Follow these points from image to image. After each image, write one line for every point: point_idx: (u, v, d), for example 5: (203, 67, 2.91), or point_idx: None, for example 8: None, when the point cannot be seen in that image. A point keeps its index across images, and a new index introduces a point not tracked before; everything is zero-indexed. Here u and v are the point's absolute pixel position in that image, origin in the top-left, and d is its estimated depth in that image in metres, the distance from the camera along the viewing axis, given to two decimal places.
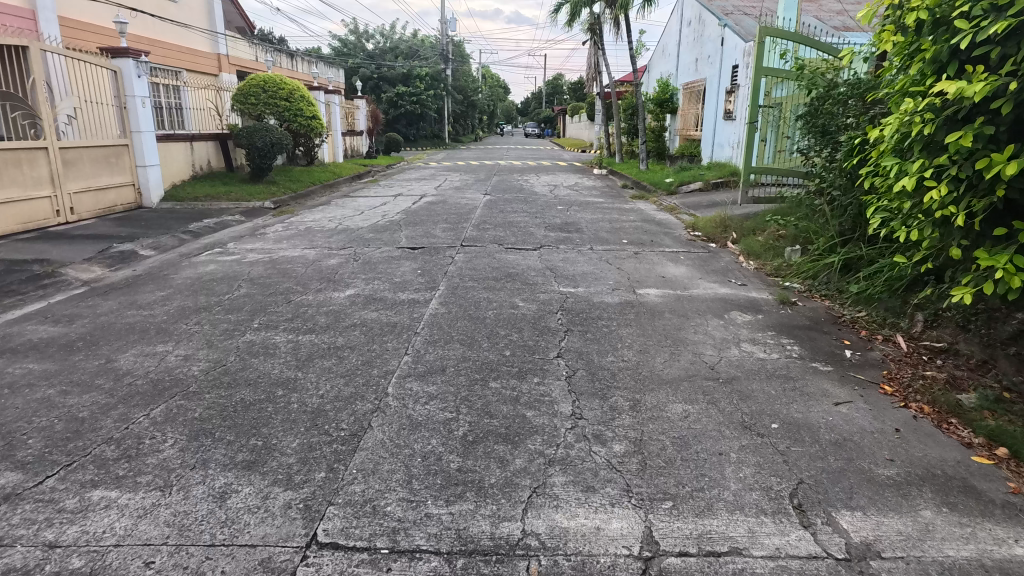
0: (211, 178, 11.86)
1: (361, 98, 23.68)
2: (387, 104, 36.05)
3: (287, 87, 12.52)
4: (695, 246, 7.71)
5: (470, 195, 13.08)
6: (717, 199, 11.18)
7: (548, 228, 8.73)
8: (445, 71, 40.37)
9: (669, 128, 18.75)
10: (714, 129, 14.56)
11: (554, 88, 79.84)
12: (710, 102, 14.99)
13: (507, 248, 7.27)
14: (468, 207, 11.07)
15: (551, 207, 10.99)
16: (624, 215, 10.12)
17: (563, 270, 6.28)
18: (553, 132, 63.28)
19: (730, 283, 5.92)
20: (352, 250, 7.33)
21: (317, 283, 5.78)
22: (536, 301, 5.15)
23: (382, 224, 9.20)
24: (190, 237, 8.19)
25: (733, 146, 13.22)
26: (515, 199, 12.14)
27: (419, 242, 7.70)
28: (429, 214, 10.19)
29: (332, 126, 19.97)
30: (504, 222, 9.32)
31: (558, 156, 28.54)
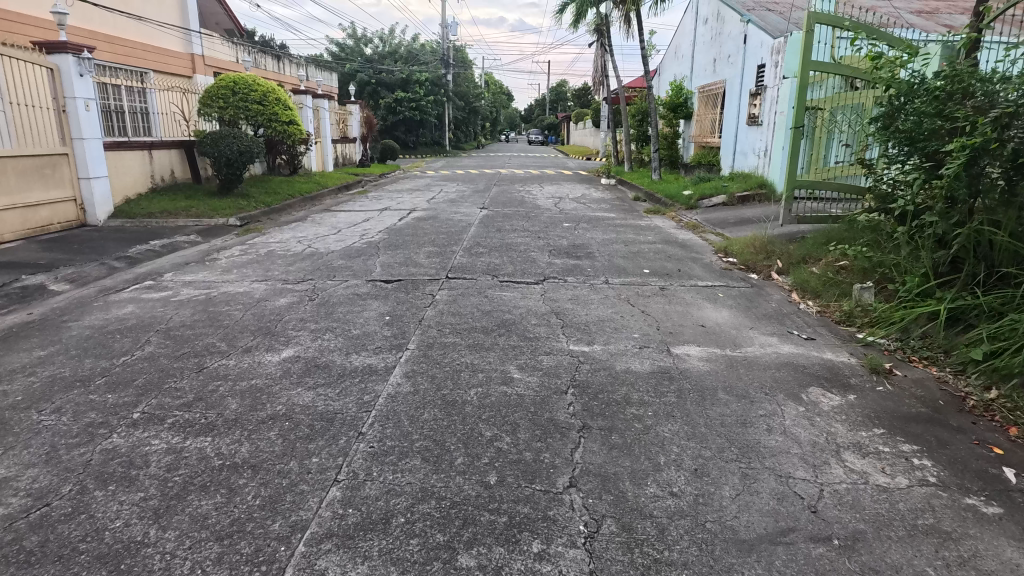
0: (173, 191, 10.54)
1: (354, 102, 22.36)
2: (385, 110, 34.83)
3: (261, 89, 11.19)
4: (734, 279, 6.27)
5: (466, 208, 11.72)
6: (746, 217, 9.77)
7: (553, 253, 7.33)
8: (445, 77, 39.16)
9: (683, 134, 17.36)
10: (736, 136, 13.16)
11: (558, 95, 78.72)
12: (730, 106, 13.59)
13: (503, 283, 5.88)
14: (462, 225, 9.71)
15: (557, 224, 9.61)
16: (642, 236, 8.70)
17: (573, 316, 4.88)
18: (557, 139, 62.06)
19: (792, 338, 4.51)
20: (313, 283, 5.98)
21: (251, 336, 4.43)
22: (536, 370, 3.76)
23: (358, 246, 7.85)
24: (123, 266, 6.84)
25: (759, 154, 11.82)
26: (515, 215, 10.76)
27: (396, 273, 6.32)
28: (415, 234, 8.83)
29: (321, 134, 18.65)
30: (500, 244, 7.92)
31: (562, 164, 27.20)
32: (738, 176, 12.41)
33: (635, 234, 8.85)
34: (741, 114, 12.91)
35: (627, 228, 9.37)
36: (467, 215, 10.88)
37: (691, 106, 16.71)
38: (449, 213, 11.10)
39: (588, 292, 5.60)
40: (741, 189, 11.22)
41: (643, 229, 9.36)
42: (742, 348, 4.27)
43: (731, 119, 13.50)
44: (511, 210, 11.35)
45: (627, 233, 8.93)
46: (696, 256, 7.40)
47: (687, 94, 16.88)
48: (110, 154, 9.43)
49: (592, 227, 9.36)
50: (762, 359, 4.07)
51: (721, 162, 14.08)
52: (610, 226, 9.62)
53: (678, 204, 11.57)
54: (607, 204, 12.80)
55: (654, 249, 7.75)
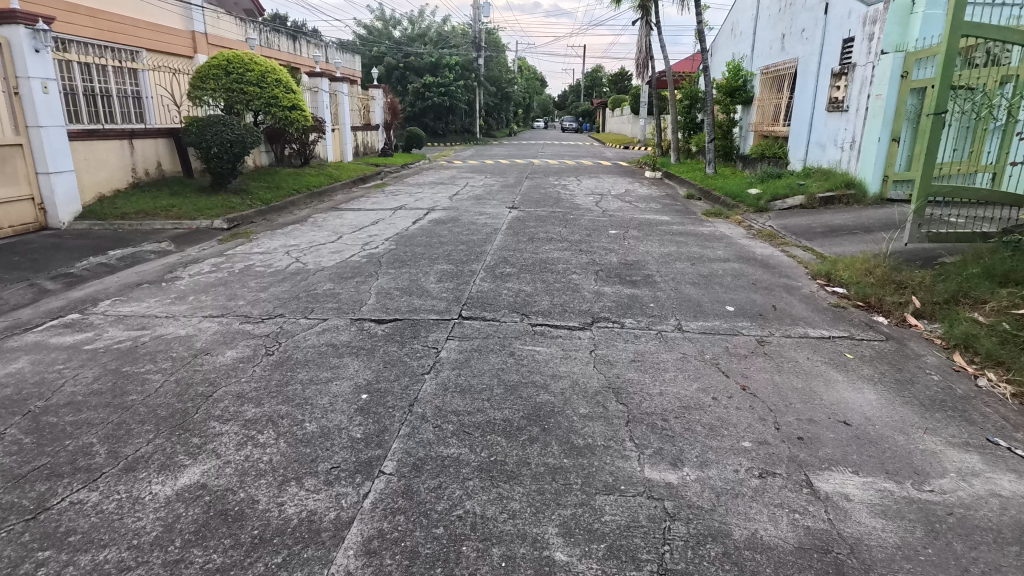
0: (158, 187, 9.21)
1: (377, 87, 20.86)
2: (414, 96, 33.39)
3: (260, 68, 9.73)
4: (855, 325, 4.52)
5: (492, 207, 10.10)
6: (835, 226, 7.93)
7: (599, 277, 5.67)
8: (477, 60, 37.43)
9: (741, 122, 15.33)
10: (812, 125, 11.18)
11: (593, 80, 76.20)
12: (805, 89, 11.58)
13: (537, 328, 4.27)
14: (486, 229, 8.11)
15: (601, 231, 7.94)
16: (709, 250, 6.95)
17: (639, 399, 3.25)
18: (592, 126, 59.76)
19: (1002, 456, 2.80)
20: (280, 321, 4.47)
21: (154, 429, 2.93)
22: (592, 542, 2.15)
23: (355, 261, 6.33)
24: (58, 287, 5.45)
25: (843, 146, 9.89)
26: (550, 217, 9.11)
27: (393, 306, 4.76)
28: (429, 242, 7.27)
29: (339, 121, 17.23)
30: (531, 261, 6.30)
31: (600, 153, 25.27)
32: (814, 173, 10.51)
33: (700, 247, 7.10)
34: (819, 98, 10.99)
35: (689, 238, 7.64)
36: (494, 215, 9.27)
37: (751, 90, 14.71)
38: (472, 213, 9.51)
39: (657, 349, 3.94)
40: (822, 188, 9.35)
41: (707, 239, 7.62)
42: (931, 483, 2.58)
43: (804, 105, 11.59)
44: (545, 211, 9.69)
45: (690, 245, 7.19)
46: (789, 282, 5.66)
47: (747, 76, 14.87)
48: (80, 145, 8.10)
49: (645, 236, 7.64)
50: (979, 515, 2.37)
51: (790, 156, 12.16)
52: (667, 233, 7.91)
53: (744, 205, 9.76)
54: (656, 203, 11.00)
55: (730, 271, 6.01)
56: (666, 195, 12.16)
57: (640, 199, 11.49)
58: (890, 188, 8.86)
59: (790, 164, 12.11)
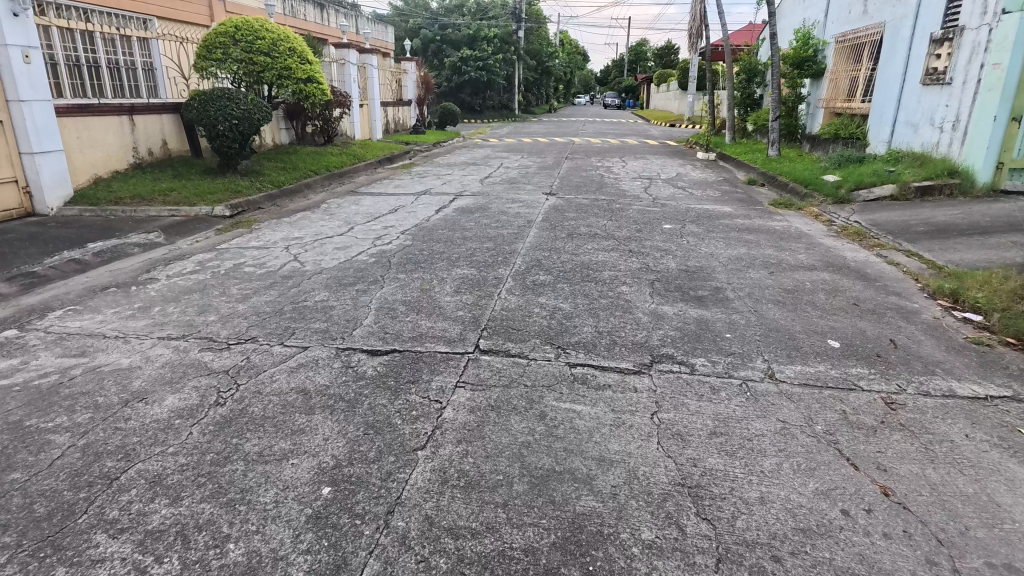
0: (162, 168, 8.42)
1: (410, 60, 19.75)
2: (451, 70, 32.16)
3: (274, 35, 8.77)
4: (1015, 377, 3.30)
5: (527, 193, 8.98)
6: (941, 224, 6.55)
7: (655, 291, 4.54)
8: (517, 32, 35.85)
9: (809, 97, 13.67)
10: (902, 101, 9.62)
11: (637, 54, 73.33)
12: (893, 59, 9.98)
13: (576, 372, 3.19)
14: (517, 221, 7.03)
15: (654, 227, 6.75)
16: (787, 255, 5.71)
17: (731, 514, 2.16)
18: (636, 102, 57.35)
19: None
20: (250, 350, 3.53)
21: (13, 546, 2.00)
22: None
23: (362, 262, 5.35)
24: (12, 292, 4.65)
25: (943, 127, 8.42)
26: (593, 206, 7.95)
27: (394, 330, 3.76)
28: (449, 237, 6.24)
29: (368, 96, 16.29)
30: (571, 264, 5.20)
31: (645, 132, 23.67)
32: (905, 157, 9.03)
33: (776, 250, 5.86)
34: (911, 69, 9.43)
35: (760, 237, 6.38)
36: (527, 203, 8.17)
37: (822, 61, 13.06)
38: (503, 200, 8.42)
39: (743, 416, 2.83)
40: (919, 177, 7.90)
41: (782, 239, 6.36)
42: None
43: (891, 77, 10.02)
44: (587, 198, 8.52)
45: (763, 247, 5.95)
46: (902, 303, 4.42)
47: (819, 46, 13.19)
48: (71, 121, 7.33)
49: (707, 234, 6.41)
50: None
51: (870, 137, 10.63)
52: (733, 230, 6.67)
53: (820, 195, 8.40)
54: (713, 190, 9.69)
55: (821, 285, 4.79)
56: (724, 181, 10.80)
57: (694, 185, 10.19)
58: (1006, 176, 7.49)
59: (870, 146, 10.58)
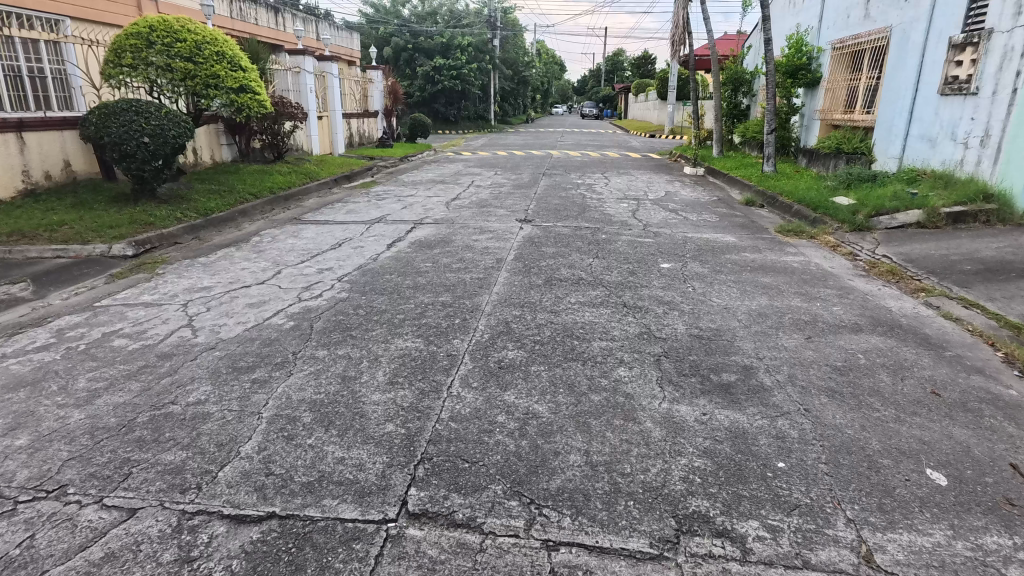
0: (60, 196, 7.04)
1: (376, 68, 18.46)
2: (424, 79, 30.93)
3: (197, 37, 7.46)
4: None
5: (498, 219, 7.76)
6: (990, 261, 5.48)
7: (664, 376, 3.34)
8: (492, 40, 34.85)
9: (803, 107, 12.72)
10: (915, 113, 8.63)
11: (614, 64, 73.10)
12: (903, 66, 8.99)
13: (558, 563, 1.98)
14: (484, 259, 5.80)
15: (651, 266, 5.57)
16: (819, 308, 4.56)
17: None
18: (614, 112, 56.73)
19: None
20: (41, 519, 2.23)
21: None
22: None
23: (276, 329, 4.06)
24: None
25: (970, 143, 7.41)
26: (577, 237, 6.75)
27: (286, 466, 2.49)
28: (395, 286, 4.98)
29: (328, 107, 14.99)
30: (549, 329, 3.98)
31: (625, 143, 22.66)
32: (925, 176, 8.01)
33: (803, 301, 4.71)
34: (925, 76, 8.44)
35: (779, 280, 5.24)
36: (497, 233, 6.95)
37: (817, 69, 12.11)
38: (469, 229, 7.20)
39: None
40: (950, 201, 6.86)
41: (805, 282, 5.22)
42: None
43: (900, 86, 9.03)
44: (568, 226, 7.33)
45: (787, 297, 4.80)
46: (997, 391, 3.27)
47: (813, 52, 12.25)
48: None
49: (716, 279, 5.25)
50: None
51: (877, 151, 9.64)
52: (744, 271, 5.52)
53: (835, 221, 7.32)
54: (709, 214, 8.57)
55: (878, 360, 3.64)
56: (719, 202, 9.70)
57: (688, 207, 9.08)
58: None
59: (878, 161, 9.58)
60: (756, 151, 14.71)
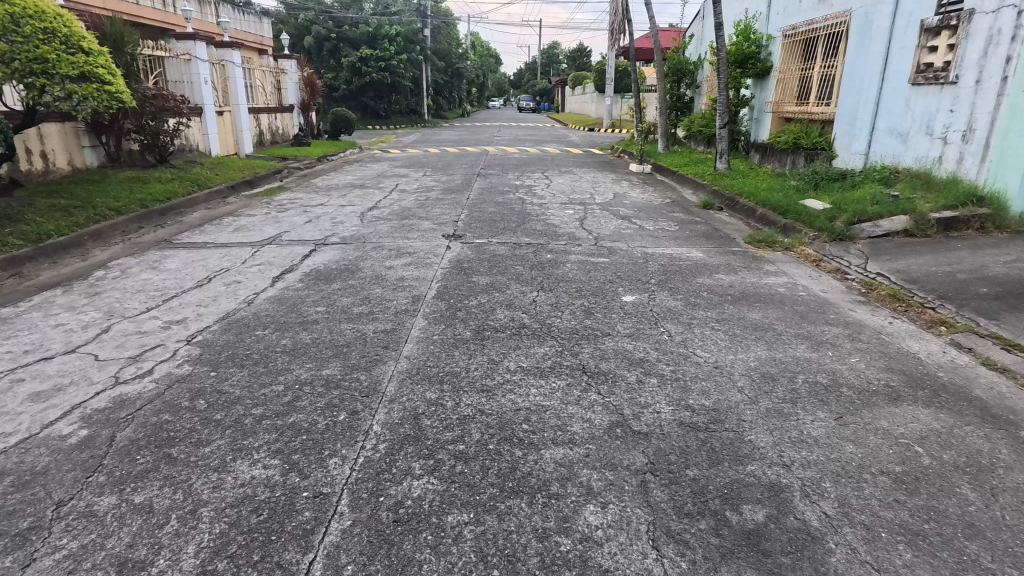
0: None
1: (290, 57, 16.58)
2: (349, 71, 28.91)
3: (12, 8, 5.57)
4: None
5: (420, 235, 6.40)
6: (1007, 281, 4.60)
7: (654, 521, 2.12)
8: (423, 31, 33.16)
9: (753, 99, 11.93)
10: (883, 104, 7.85)
11: (549, 57, 72.39)
12: (867, 53, 8.19)
13: None
14: (395, 297, 4.46)
15: (611, 301, 4.38)
16: (832, 361, 3.48)
17: None
18: (551, 105, 55.90)
19: None
20: None
21: None
22: None
23: (51, 449, 2.59)
24: None
25: (950, 139, 6.64)
26: (517, 258, 5.51)
27: None
28: (264, 349, 3.57)
29: (230, 101, 13.11)
30: (476, 425, 2.70)
31: (565, 138, 21.62)
32: (899, 176, 7.21)
33: (809, 350, 3.63)
34: (893, 64, 7.65)
35: (770, 317, 4.16)
36: (418, 255, 5.61)
37: (767, 57, 11.32)
38: (384, 250, 5.82)
39: None
40: (938, 206, 6.03)
41: (801, 318, 4.17)
42: None
43: (864, 75, 8.24)
44: (505, 243, 6.07)
45: (787, 344, 3.71)
46: None
47: (762, 40, 11.47)
48: None
49: (693, 317, 4.11)
50: None
51: (839, 146, 8.85)
52: (724, 304, 4.42)
53: (811, 229, 6.38)
54: (667, 221, 7.52)
55: (946, 457, 2.56)
56: (674, 205, 8.69)
57: (641, 213, 8.02)
58: None
59: (840, 158, 8.82)
60: (703, 146, 13.88)
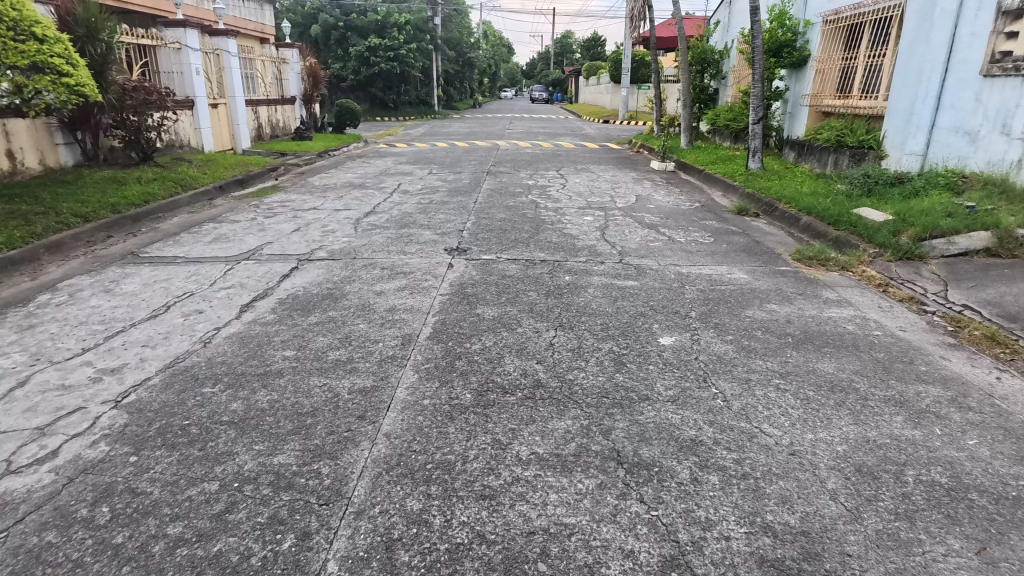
0: None
1: (292, 46, 15.78)
2: (357, 61, 28.03)
3: None
4: None
5: (419, 249, 5.61)
6: None
7: None
8: (433, 19, 32.24)
9: (787, 91, 10.97)
10: (946, 99, 6.94)
11: (562, 46, 70.99)
12: (926, 41, 7.28)
13: None
14: (382, 337, 3.68)
15: (645, 345, 3.56)
16: (943, 444, 2.66)
17: None
18: (565, 95, 54.75)
19: None
20: None
21: None
22: None
23: None
24: None
25: None
26: (530, 281, 4.70)
27: None
28: (209, 418, 2.81)
29: (226, 93, 12.38)
30: (474, 566, 1.91)
31: (579, 131, 20.68)
32: (967, 181, 6.32)
33: (909, 424, 2.81)
34: (960, 52, 6.73)
35: (847, 370, 3.33)
36: (414, 275, 4.84)
37: (804, 45, 10.38)
38: (376, 269, 5.05)
39: None
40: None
41: (886, 371, 3.34)
42: None
43: (922, 66, 7.33)
44: (516, 260, 5.26)
45: (878, 415, 2.88)
46: None
47: (798, 27, 10.52)
48: None
49: (750, 370, 3.29)
50: None
51: (889, 145, 7.94)
52: (785, 349, 3.60)
53: (871, 245, 5.51)
54: (698, 231, 6.66)
55: None
56: (705, 210, 7.82)
57: (668, 220, 7.16)
58: None
59: (891, 159, 7.90)
60: (729, 142, 12.94)
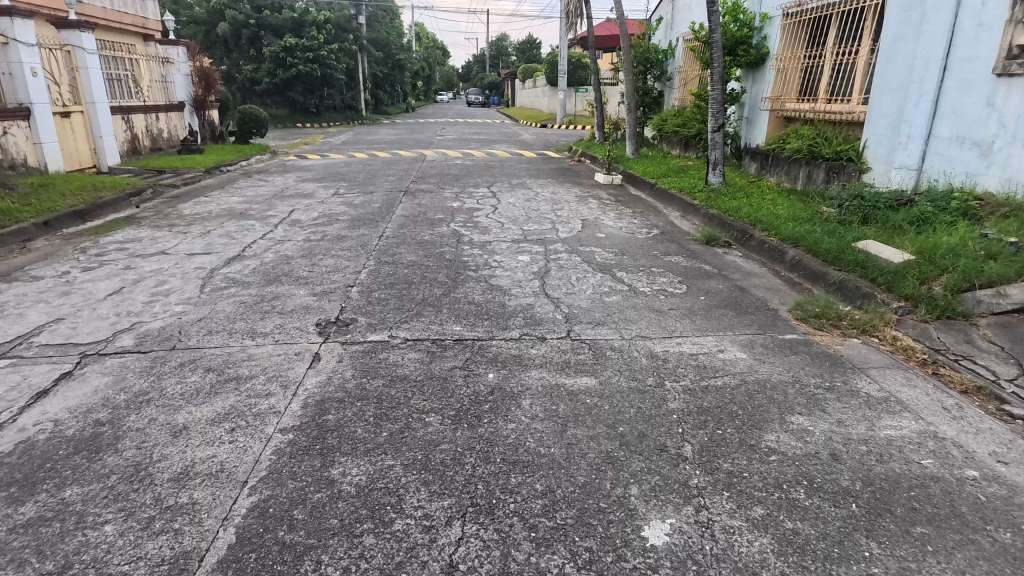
0: None
1: (178, 43, 13.48)
2: (273, 62, 25.51)
3: None
4: None
5: (279, 326, 3.86)
6: None
7: None
8: (357, 19, 30.08)
9: (743, 95, 9.77)
10: (945, 103, 5.76)
11: (497, 49, 69.72)
12: (917, 34, 6.10)
13: None
14: (129, 566, 1.94)
15: (621, 554, 1.98)
16: None
17: None
18: (501, 100, 53.62)
19: None
20: None
21: None
22: None
23: None
24: None
25: None
26: (430, 390, 3.04)
27: None
28: None
29: (82, 98, 10.12)
30: None
31: (516, 137, 19.21)
32: (985, 206, 5.12)
33: None
34: (963, 47, 5.56)
35: None
36: (250, 385, 3.10)
37: (761, 42, 9.17)
38: (196, 371, 3.28)
39: None
40: None
41: None
42: None
43: (913, 64, 6.15)
44: (416, 343, 3.60)
45: None
46: None
47: (754, 21, 9.33)
48: None
49: None
50: None
51: (873, 157, 6.76)
52: (855, 538, 2.10)
53: (894, 298, 4.17)
54: (664, 273, 5.17)
55: None
56: (666, 240, 6.38)
57: (624, 256, 5.66)
58: None
59: (876, 173, 6.71)
60: (679, 150, 11.73)
